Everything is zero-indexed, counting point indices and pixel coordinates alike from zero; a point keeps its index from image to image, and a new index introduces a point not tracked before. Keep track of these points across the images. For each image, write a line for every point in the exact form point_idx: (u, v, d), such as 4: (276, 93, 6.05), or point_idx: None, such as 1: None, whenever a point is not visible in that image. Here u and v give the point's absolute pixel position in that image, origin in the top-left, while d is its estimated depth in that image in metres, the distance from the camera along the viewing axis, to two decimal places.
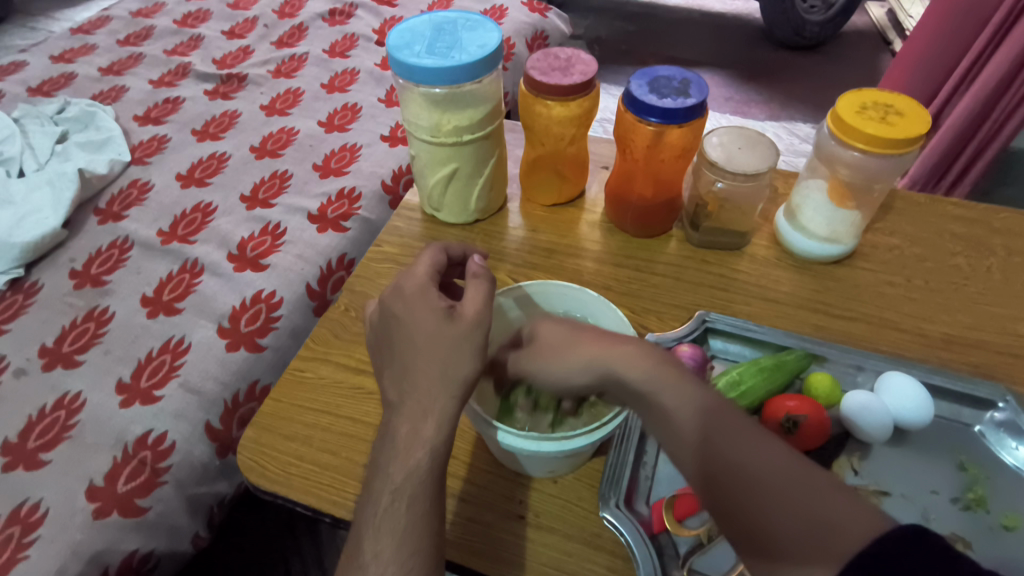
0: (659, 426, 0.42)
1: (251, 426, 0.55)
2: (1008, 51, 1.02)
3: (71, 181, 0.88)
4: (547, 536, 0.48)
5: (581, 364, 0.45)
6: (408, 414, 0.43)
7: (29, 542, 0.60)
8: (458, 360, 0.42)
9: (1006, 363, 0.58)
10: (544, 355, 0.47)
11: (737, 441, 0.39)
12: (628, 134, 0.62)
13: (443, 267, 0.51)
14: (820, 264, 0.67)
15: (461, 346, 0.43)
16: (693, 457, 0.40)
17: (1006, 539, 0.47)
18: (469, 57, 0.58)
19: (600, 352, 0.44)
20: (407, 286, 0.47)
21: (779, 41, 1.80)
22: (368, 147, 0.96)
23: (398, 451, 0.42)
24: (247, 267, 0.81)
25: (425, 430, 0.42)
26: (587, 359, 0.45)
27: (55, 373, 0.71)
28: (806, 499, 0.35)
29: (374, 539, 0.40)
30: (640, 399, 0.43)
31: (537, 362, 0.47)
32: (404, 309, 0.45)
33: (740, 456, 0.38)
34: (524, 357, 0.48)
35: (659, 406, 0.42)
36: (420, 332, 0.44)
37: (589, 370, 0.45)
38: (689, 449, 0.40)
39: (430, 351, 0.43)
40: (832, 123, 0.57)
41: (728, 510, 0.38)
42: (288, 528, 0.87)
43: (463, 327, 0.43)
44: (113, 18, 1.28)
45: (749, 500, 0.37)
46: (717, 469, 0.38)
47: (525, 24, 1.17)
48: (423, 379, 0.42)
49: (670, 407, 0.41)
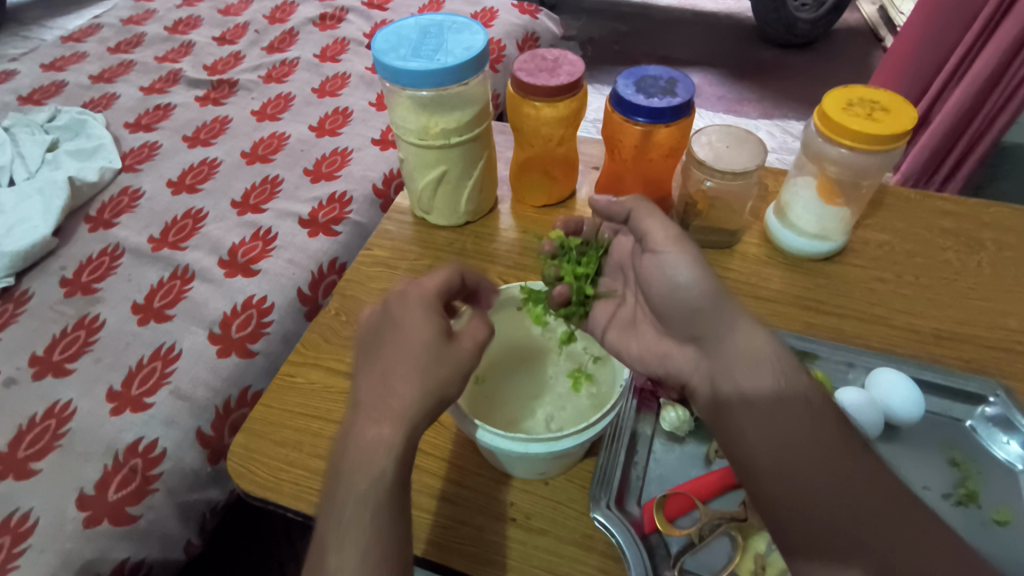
0: (765, 430, 0.40)
1: (241, 432, 0.55)
2: (997, 46, 1.02)
3: (60, 190, 0.87)
4: (538, 538, 0.48)
5: (716, 301, 0.43)
6: (384, 418, 0.40)
7: (19, 552, 0.60)
8: (451, 381, 0.43)
9: (997, 357, 0.58)
10: (686, 260, 0.45)
11: (828, 453, 0.38)
12: (616, 134, 0.62)
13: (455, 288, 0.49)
14: (810, 261, 0.67)
15: (455, 369, 0.44)
16: (805, 476, 0.37)
17: (997, 534, 0.47)
18: (454, 59, 0.58)
19: (734, 311, 0.43)
20: (414, 296, 0.46)
21: (771, 40, 1.80)
22: (359, 151, 0.96)
23: (360, 457, 0.40)
24: (237, 273, 0.81)
25: (390, 435, 0.40)
26: (721, 307, 0.43)
27: (46, 382, 0.71)
28: (935, 537, 0.35)
29: (367, 548, 0.37)
30: (754, 388, 0.41)
31: (669, 256, 0.45)
32: (402, 314, 0.45)
33: (862, 478, 0.37)
34: (660, 241, 0.46)
35: (773, 406, 0.40)
36: (414, 342, 0.43)
37: (711, 325, 0.43)
38: (798, 460, 0.38)
39: (419, 361, 0.42)
40: (818, 120, 0.57)
41: (844, 537, 0.35)
42: (283, 533, 0.87)
43: (459, 353, 0.44)
44: (104, 26, 1.28)
45: (870, 526, 0.35)
46: (830, 491, 0.36)
47: (515, 26, 1.17)
48: (408, 387, 0.41)
49: (788, 415, 0.39)
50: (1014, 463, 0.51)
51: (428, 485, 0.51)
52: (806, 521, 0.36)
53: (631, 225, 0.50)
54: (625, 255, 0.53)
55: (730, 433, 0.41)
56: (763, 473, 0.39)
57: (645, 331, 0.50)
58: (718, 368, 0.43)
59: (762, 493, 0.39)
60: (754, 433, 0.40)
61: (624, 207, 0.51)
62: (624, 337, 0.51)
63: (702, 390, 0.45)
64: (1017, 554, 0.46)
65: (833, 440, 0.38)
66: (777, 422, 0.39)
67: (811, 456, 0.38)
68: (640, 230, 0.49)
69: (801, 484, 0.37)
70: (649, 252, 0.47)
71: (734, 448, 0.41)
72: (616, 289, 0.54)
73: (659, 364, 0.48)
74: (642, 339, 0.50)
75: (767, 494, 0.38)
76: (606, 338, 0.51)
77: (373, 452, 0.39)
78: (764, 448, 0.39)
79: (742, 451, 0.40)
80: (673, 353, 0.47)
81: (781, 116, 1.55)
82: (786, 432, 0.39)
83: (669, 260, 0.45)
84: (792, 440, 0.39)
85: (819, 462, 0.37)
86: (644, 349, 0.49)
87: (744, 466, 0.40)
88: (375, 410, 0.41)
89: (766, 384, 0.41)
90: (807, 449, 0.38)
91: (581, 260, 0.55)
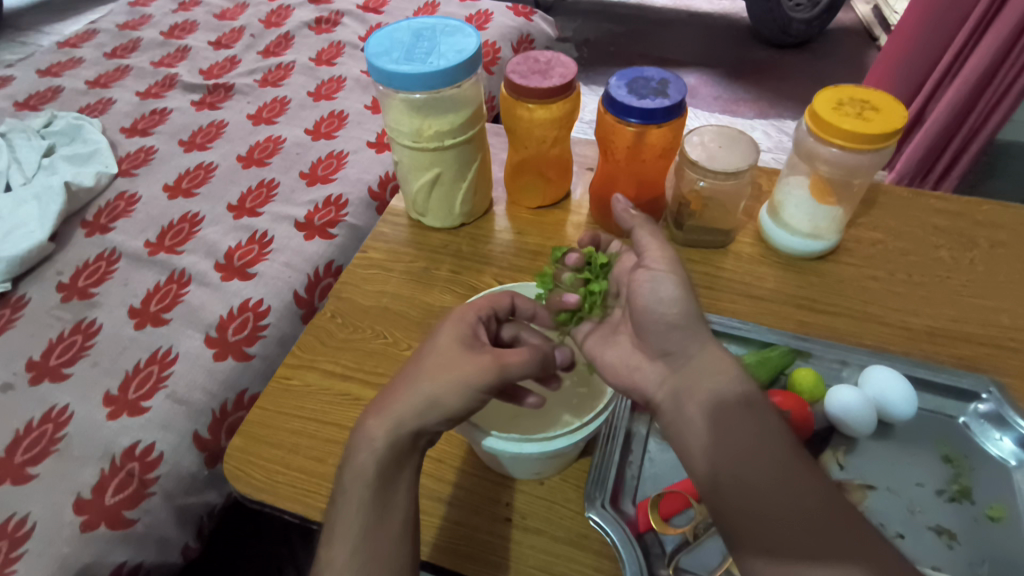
0: (725, 442, 0.40)
1: (237, 435, 0.55)
2: (990, 45, 1.03)
3: (57, 195, 0.88)
4: (534, 538, 0.48)
5: (693, 323, 0.44)
6: (378, 412, 0.43)
7: (17, 557, 0.60)
8: (449, 391, 0.42)
9: (990, 354, 0.58)
10: (671, 278, 0.46)
11: (779, 464, 0.38)
12: (609, 135, 0.62)
13: (503, 312, 0.51)
14: (804, 260, 0.67)
15: (460, 383, 0.41)
16: (761, 488, 0.38)
17: (991, 531, 0.47)
18: (447, 61, 0.58)
19: (704, 332, 0.44)
20: (461, 312, 0.48)
21: (766, 40, 1.81)
22: (354, 154, 0.96)
23: (356, 450, 0.43)
24: (234, 276, 0.81)
25: (377, 433, 0.42)
26: (696, 330, 0.44)
27: (43, 387, 0.71)
28: (891, 553, 0.35)
29: (356, 546, 0.41)
30: (719, 402, 0.41)
31: (658, 275, 0.46)
32: (444, 324, 0.47)
33: (819, 495, 0.37)
34: (655, 260, 0.47)
35: (736, 420, 0.40)
36: (437, 349, 0.44)
37: (681, 342, 0.44)
38: (756, 476, 0.38)
39: (431, 366, 0.43)
40: (809, 120, 0.58)
41: (795, 546, 0.35)
42: (282, 536, 0.87)
43: (476, 364, 0.42)
44: (100, 31, 1.29)
45: (821, 534, 0.35)
46: (785, 505, 0.37)
47: (511, 28, 1.18)
48: (409, 391, 0.43)
49: (747, 430, 0.40)
50: (1007, 459, 0.51)
51: (427, 487, 0.51)
52: (761, 533, 0.36)
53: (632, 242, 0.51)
54: (626, 273, 0.52)
55: (692, 448, 0.41)
56: (721, 486, 0.39)
57: (623, 343, 0.49)
58: (684, 383, 0.43)
59: (719, 507, 0.39)
60: (714, 447, 0.40)
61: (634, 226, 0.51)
62: (600, 347, 0.50)
63: (666, 408, 0.44)
64: (1009, 550, 0.46)
65: (791, 459, 0.39)
66: (737, 435, 0.40)
67: (768, 471, 0.38)
68: (639, 248, 0.50)
69: (757, 498, 0.37)
70: (643, 269, 0.48)
71: (693, 458, 0.41)
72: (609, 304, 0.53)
73: (627, 374, 0.47)
74: (617, 351, 0.49)
75: (726, 506, 0.38)
76: (584, 344, 0.51)
77: (361, 450, 0.43)
78: (725, 463, 0.39)
79: (701, 464, 0.40)
80: (643, 367, 0.46)
81: (777, 116, 1.55)
82: (746, 448, 0.39)
83: (657, 278, 0.46)
84: (752, 457, 0.39)
85: (770, 474, 0.38)
86: (618, 359, 0.48)
87: (702, 479, 0.40)
88: (376, 405, 0.44)
89: (733, 402, 0.41)
90: (765, 465, 0.38)
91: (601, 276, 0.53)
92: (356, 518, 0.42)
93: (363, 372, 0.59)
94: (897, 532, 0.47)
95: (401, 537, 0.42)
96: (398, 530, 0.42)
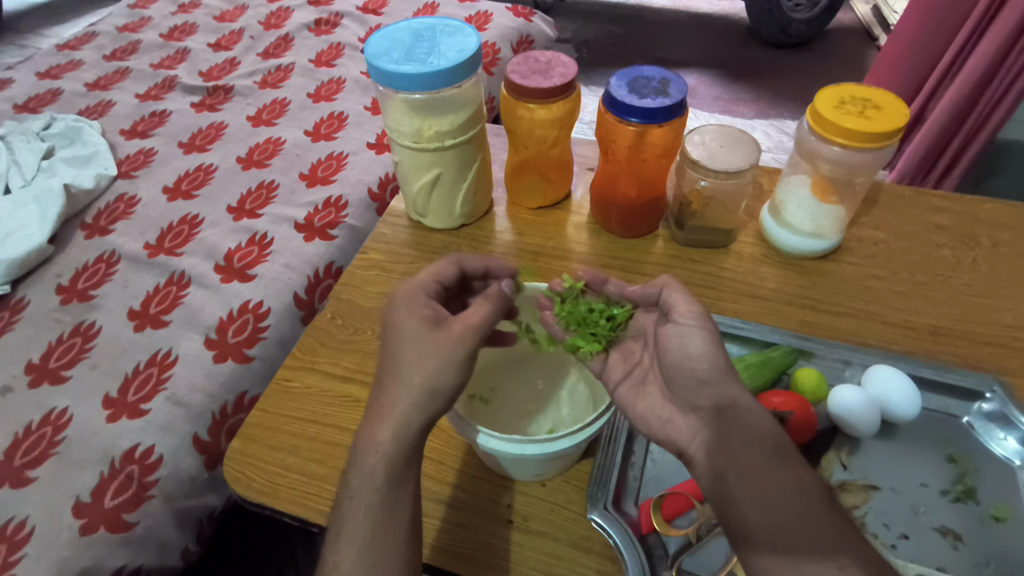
0: (756, 494, 0.37)
1: (238, 437, 0.55)
2: (989, 45, 1.03)
3: (56, 198, 0.87)
4: (536, 540, 0.48)
5: (725, 376, 0.43)
6: (380, 418, 0.43)
7: (16, 560, 0.60)
8: (440, 372, 0.42)
9: (993, 354, 0.58)
10: (700, 332, 0.44)
11: (810, 515, 0.36)
12: (610, 135, 0.62)
13: (451, 280, 0.51)
14: (806, 259, 0.67)
15: (444, 358, 0.42)
16: (793, 538, 0.35)
17: (997, 532, 0.47)
18: (447, 61, 0.58)
19: (737, 382, 0.42)
20: (401, 293, 0.48)
21: (765, 40, 1.81)
22: (354, 155, 0.96)
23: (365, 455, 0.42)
24: (234, 278, 0.81)
25: (382, 436, 0.42)
26: (729, 384, 0.42)
27: (42, 390, 0.71)
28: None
29: (365, 551, 0.41)
30: (749, 450, 0.39)
31: (688, 331, 0.45)
32: (397, 309, 0.46)
33: (853, 554, 0.35)
34: (682, 313, 0.46)
35: (767, 469, 0.38)
36: (404, 337, 0.44)
37: (715, 393, 0.42)
38: (790, 529, 0.36)
39: (409, 357, 0.43)
40: (811, 120, 0.57)
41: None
42: (281, 538, 0.87)
43: (448, 338, 0.43)
44: (100, 34, 1.29)
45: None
46: (822, 565, 0.34)
47: (510, 29, 1.18)
48: (399, 386, 0.42)
49: (775, 478, 0.38)
50: (1012, 459, 0.51)
51: (427, 489, 0.51)
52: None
53: (659, 301, 0.49)
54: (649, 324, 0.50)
55: (721, 496, 0.39)
56: (754, 540, 0.36)
57: (653, 393, 0.47)
58: (719, 436, 0.41)
59: (752, 565, 0.36)
60: (746, 498, 0.37)
61: (654, 284, 0.49)
62: (633, 396, 0.47)
63: (701, 461, 0.42)
64: (1015, 551, 0.46)
65: (825, 514, 0.37)
66: (769, 489, 0.37)
67: (798, 521, 0.36)
68: (665, 304, 0.48)
69: (794, 556, 0.35)
70: (671, 322, 0.46)
71: (722, 508, 0.38)
72: (633, 349, 0.50)
73: (659, 429, 0.45)
74: (648, 402, 0.47)
75: (760, 565, 0.35)
76: (615, 393, 0.48)
77: (367, 454, 0.42)
78: (755, 513, 0.37)
79: (731, 517, 0.38)
80: (676, 420, 0.45)
81: (777, 116, 1.55)
82: (777, 500, 0.37)
83: (687, 332, 0.45)
84: (782, 506, 0.37)
85: (803, 527, 0.36)
86: (650, 410, 0.46)
87: (733, 533, 0.37)
88: (371, 413, 0.44)
89: (762, 448, 0.39)
90: (797, 521, 0.36)
91: (608, 328, 0.51)
92: (351, 522, 0.41)
93: (364, 374, 0.59)
94: (901, 533, 0.47)
95: (392, 542, 0.41)
96: (390, 531, 0.41)
